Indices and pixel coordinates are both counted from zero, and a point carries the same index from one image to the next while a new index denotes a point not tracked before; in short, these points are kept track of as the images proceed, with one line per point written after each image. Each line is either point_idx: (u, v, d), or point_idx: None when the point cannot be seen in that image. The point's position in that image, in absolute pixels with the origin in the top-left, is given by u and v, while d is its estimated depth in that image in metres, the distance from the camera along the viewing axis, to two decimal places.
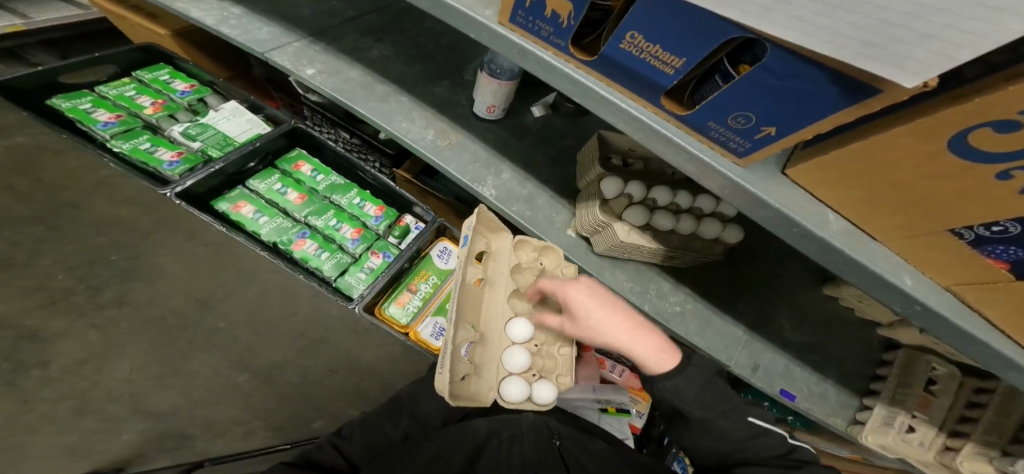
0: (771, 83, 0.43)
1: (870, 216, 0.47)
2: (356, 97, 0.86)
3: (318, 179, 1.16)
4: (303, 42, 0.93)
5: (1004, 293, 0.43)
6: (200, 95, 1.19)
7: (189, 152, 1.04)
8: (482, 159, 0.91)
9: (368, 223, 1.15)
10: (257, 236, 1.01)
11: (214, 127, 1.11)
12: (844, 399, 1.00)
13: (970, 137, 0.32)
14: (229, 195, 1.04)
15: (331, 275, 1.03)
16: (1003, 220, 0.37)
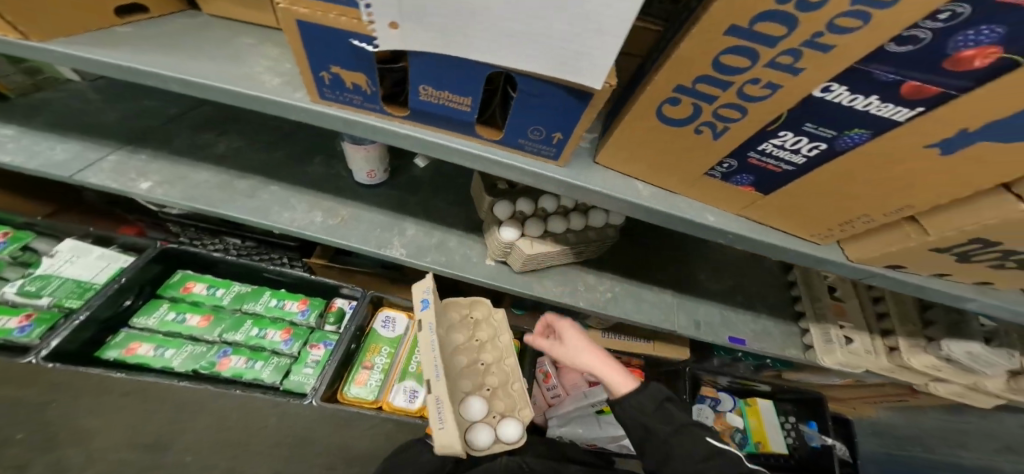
0: (559, 99, 0.40)
1: (660, 179, 0.53)
2: (214, 202, 0.80)
3: (219, 294, 1.14)
4: (121, 154, 0.84)
5: (767, 205, 0.51)
6: (20, 243, 1.07)
7: (43, 312, 0.98)
8: (381, 223, 0.89)
9: (295, 320, 1.16)
10: (175, 370, 1.02)
11: (60, 274, 1.05)
12: (784, 329, 1.10)
13: (667, 109, 0.41)
14: (116, 341, 1.02)
15: (275, 380, 1.05)
16: (725, 158, 0.46)
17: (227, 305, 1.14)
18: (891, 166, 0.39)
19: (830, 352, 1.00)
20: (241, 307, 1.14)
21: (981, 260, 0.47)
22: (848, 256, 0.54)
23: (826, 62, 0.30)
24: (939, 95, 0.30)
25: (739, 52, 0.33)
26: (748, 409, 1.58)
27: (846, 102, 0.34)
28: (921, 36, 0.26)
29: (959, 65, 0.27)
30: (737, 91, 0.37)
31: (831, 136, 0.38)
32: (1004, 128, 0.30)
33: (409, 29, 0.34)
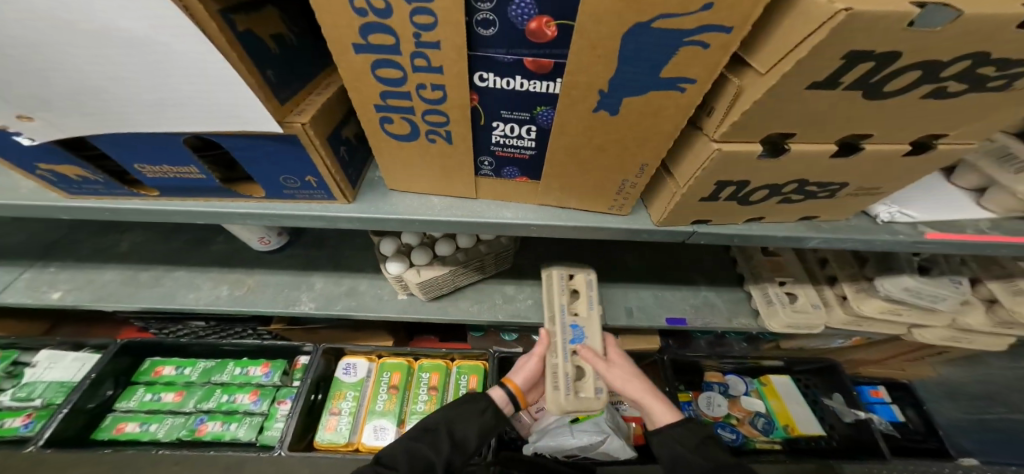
0: (272, 147, 0.46)
1: (451, 191, 0.55)
2: (124, 298, 0.89)
3: (188, 371, 1.18)
4: (34, 270, 0.94)
5: (547, 189, 0.52)
6: (10, 359, 1.14)
7: (39, 409, 1.08)
8: (288, 282, 0.94)
9: (261, 382, 1.18)
10: (158, 442, 1.06)
11: (42, 379, 1.12)
12: (729, 297, 1.02)
13: (392, 127, 0.44)
14: (104, 425, 1.07)
15: (251, 437, 1.08)
16: (479, 155, 0.48)
17: (197, 380, 1.18)
18: (595, 135, 0.41)
19: (774, 315, 0.93)
20: (208, 380, 1.18)
21: (760, 198, 0.48)
22: (654, 220, 0.54)
23: (449, 55, 0.34)
24: (554, 66, 0.35)
25: (387, 66, 0.36)
26: (765, 390, 1.29)
27: (506, 86, 0.38)
28: (491, 19, 0.32)
29: (539, 37, 0.32)
30: (419, 98, 0.40)
31: (529, 117, 0.42)
32: (621, 82, 0.34)
33: (49, 117, 0.40)
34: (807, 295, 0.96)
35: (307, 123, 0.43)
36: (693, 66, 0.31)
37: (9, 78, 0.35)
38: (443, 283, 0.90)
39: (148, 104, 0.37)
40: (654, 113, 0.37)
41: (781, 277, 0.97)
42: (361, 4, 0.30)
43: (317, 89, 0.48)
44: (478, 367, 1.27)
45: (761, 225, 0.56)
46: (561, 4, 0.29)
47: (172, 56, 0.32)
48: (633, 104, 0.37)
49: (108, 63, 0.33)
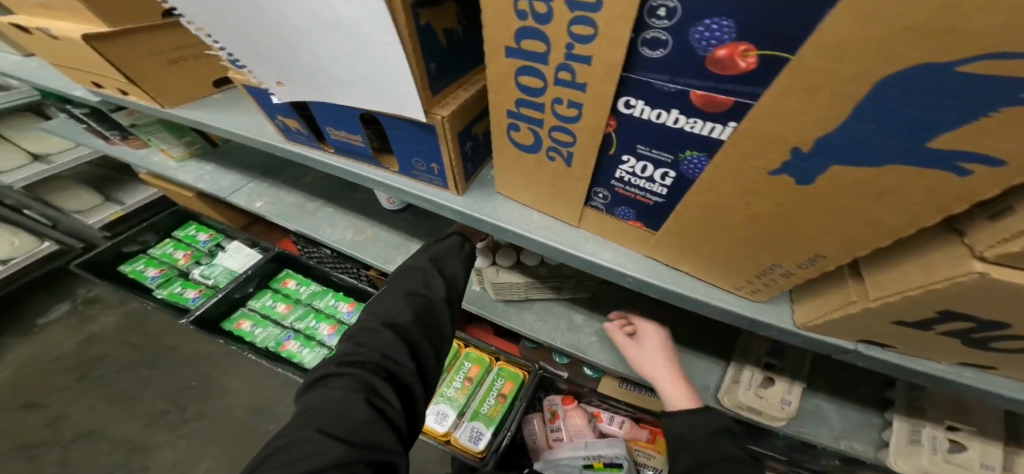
0: (415, 132, 0.45)
1: (553, 210, 0.49)
2: (290, 217, 0.99)
3: (300, 290, 1.37)
4: (257, 183, 1.06)
5: (665, 244, 0.42)
6: (216, 241, 1.44)
7: (206, 288, 1.35)
8: (394, 241, 0.96)
9: (341, 318, 1.31)
10: (254, 343, 1.26)
11: (221, 264, 1.38)
12: (856, 417, 0.77)
13: (519, 137, 0.40)
14: (233, 316, 1.31)
15: (312, 364, 1.22)
16: (594, 186, 0.41)
17: (303, 299, 1.36)
18: (754, 204, 0.29)
19: (910, 455, 0.63)
20: (311, 302, 1.35)
21: (1008, 346, 0.30)
22: (796, 321, 0.40)
23: (596, 74, 0.28)
24: (735, 105, 0.24)
25: (533, 74, 0.32)
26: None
27: (652, 119, 0.29)
28: (664, 39, 0.23)
29: (725, 68, 0.22)
30: (552, 113, 0.34)
31: (670, 160, 0.32)
32: (836, 145, 0.21)
33: (290, 87, 0.43)
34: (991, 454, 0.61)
35: (448, 117, 0.41)
36: (1012, 142, 0.16)
37: (263, 49, 0.39)
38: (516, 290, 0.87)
39: (344, 79, 0.39)
40: (876, 196, 0.23)
41: (952, 420, 0.62)
42: (524, 5, 0.27)
43: (465, 84, 0.45)
44: (518, 377, 1.25)
45: (982, 375, 0.37)
46: (782, 24, 0.19)
47: (369, 47, 0.34)
48: (842, 177, 0.23)
49: (332, 46, 0.35)
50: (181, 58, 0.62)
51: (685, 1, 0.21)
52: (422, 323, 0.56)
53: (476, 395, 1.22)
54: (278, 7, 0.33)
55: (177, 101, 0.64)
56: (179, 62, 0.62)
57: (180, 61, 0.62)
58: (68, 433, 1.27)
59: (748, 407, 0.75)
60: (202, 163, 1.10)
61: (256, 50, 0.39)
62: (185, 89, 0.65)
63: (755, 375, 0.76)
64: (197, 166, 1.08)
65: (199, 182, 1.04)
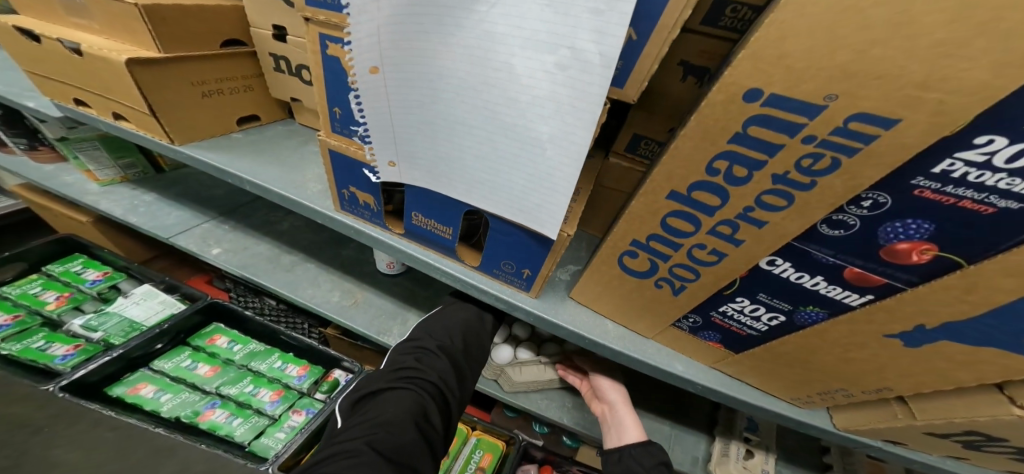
0: (521, 239, 0.43)
1: (633, 320, 0.50)
2: (257, 270, 0.77)
3: (235, 348, 1.06)
4: (213, 223, 0.83)
5: (739, 362, 0.47)
6: (114, 281, 1.05)
7: (91, 344, 0.93)
8: (388, 310, 0.81)
9: (290, 384, 1.04)
10: (156, 416, 0.90)
11: (121, 313, 0.99)
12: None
13: (630, 261, 0.43)
14: (127, 378, 0.94)
15: (245, 439, 0.92)
16: (688, 312, 0.45)
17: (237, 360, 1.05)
18: (854, 352, 0.36)
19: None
20: (247, 364, 1.05)
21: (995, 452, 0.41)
22: (837, 424, 0.48)
23: (764, 236, 0.32)
24: (884, 285, 0.30)
25: (684, 217, 0.36)
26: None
27: (790, 277, 0.35)
28: (851, 223, 0.28)
29: (896, 258, 0.28)
30: (688, 253, 0.38)
31: (787, 309, 0.37)
32: (959, 329, 0.29)
33: (407, 168, 0.40)
34: None
35: (572, 233, 0.41)
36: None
37: (398, 132, 0.37)
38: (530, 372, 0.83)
39: (485, 177, 0.37)
40: (964, 363, 0.31)
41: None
42: (721, 166, 0.31)
43: (573, 195, 0.45)
44: (498, 448, 1.15)
45: (958, 463, 0.49)
46: (967, 243, 0.25)
47: (538, 159, 0.33)
48: (946, 347, 0.31)
49: (492, 149, 0.35)
50: (216, 91, 0.59)
51: (898, 201, 0.25)
52: (470, 362, 0.58)
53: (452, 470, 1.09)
54: (451, 107, 0.34)
55: (193, 135, 0.58)
56: (213, 95, 0.59)
57: (214, 94, 0.59)
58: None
59: None
60: (139, 191, 0.83)
61: (390, 129, 0.37)
62: (207, 121, 0.60)
63: (740, 449, 0.84)
64: (129, 194, 0.82)
65: (131, 215, 0.77)
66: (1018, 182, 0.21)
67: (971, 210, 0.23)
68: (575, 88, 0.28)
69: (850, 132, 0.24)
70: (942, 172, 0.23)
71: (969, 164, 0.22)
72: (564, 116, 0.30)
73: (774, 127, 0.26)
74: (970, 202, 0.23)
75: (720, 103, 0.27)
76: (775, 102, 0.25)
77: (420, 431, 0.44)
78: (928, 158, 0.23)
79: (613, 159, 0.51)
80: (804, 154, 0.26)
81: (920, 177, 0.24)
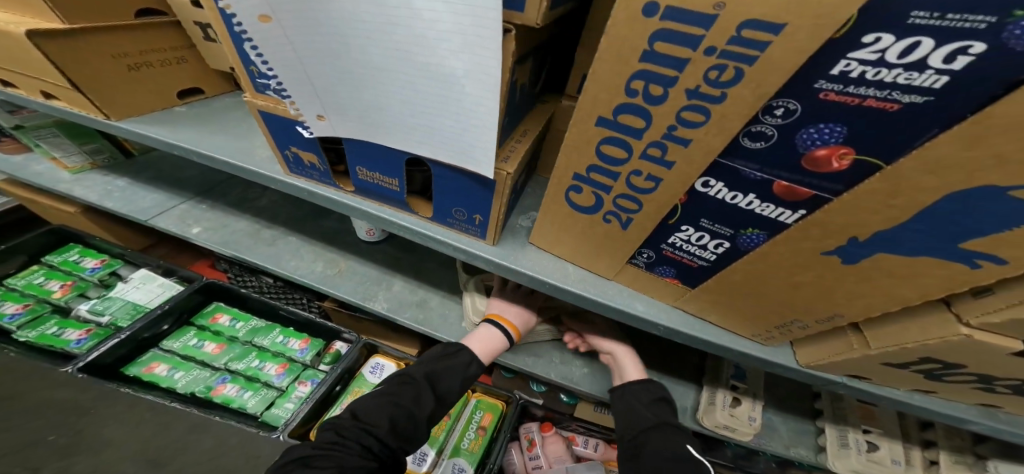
0: (464, 183, 0.42)
1: (592, 262, 0.50)
2: (239, 246, 0.79)
3: (237, 325, 1.11)
4: (189, 204, 0.84)
5: (697, 298, 0.46)
6: (112, 268, 1.10)
7: (101, 327, 1.00)
8: (371, 277, 0.82)
9: (293, 357, 1.08)
10: (173, 392, 0.98)
11: (124, 297, 1.04)
12: (795, 426, 0.89)
13: (576, 198, 0.42)
14: (142, 358, 1.00)
15: (257, 410, 0.98)
16: (641, 247, 0.44)
17: (241, 337, 1.10)
18: (799, 275, 0.36)
19: (842, 457, 0.78)
20: (251, 340, 1.10)
21: (958, 380, 0.40)
22: (800, 361, 0.48)
23: (692, 156, 0.32)
24: (812, 196, 0.29)
25: (614, 143, 0.35)
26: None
27: (726, 198, 0.34)
28: (770, 134, 0.27)
29: (819, 167, 0.27)
30: (626, 182, 0.37)
31: (729, 234, 0.37)
32: (890, 237, 0.28)
33: (335, 121, 0.38)
34: (892, 450, 0.77)
35: (513, 173, 0.39)
36: (1020, 249, 0.24)
37: (316, 84, 0.35)
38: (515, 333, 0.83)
39: (413, 122, 0.35)
40: (904, 277, 0.31)
41: (868, 426, 0.80)
42: (638, 86, 0.29)
43: (518, 136, 0.43)
44: (497, 407, 1.19)
45: (926, 397, 0.48)
46: (884, 142, 0.24)
47: (459, 98, 0.32)
48: (884, 261, 0.30)
49: (411, 92, 0.32)
50: (143, 64, 0.57)
51: (807, 107, 0.25)
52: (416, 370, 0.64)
53: (454, 430, 1.14)
54: (361, 49, 0.31)
55: (128, 110, 0.58)
56: (140, 68, 0.57)
57: (142, 67, 0.58)
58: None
59: (723, 426, 0.82)
60: (110, 176, 0.84)
61: (305, 81, 0.35)
62: (141, 97, 0.59)
63: (726, 397, 0.85)
64: (102, 180, 0.83)
65: (106, 200, 0.79)
66: (916, 76, 0.20)
67: (877, 109, 0.23)
68: (476, 15, 0.26)
69: (745, 41, 0.23)
70: (841, 73, 0.22)
71: (865, 63, 0.21)
72: (473, 47, 0.28)
73: (678, 41, 0.25)
74: (875, 100, 0.22)
75: (623, 22, 0.26)
76: (672, 15, 0.24)
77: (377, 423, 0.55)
78: (822, 61, 0.22)
79: (565, 101, 0.47)
80: (709, 67, 0.25)
81: (822, 80, 0.23)
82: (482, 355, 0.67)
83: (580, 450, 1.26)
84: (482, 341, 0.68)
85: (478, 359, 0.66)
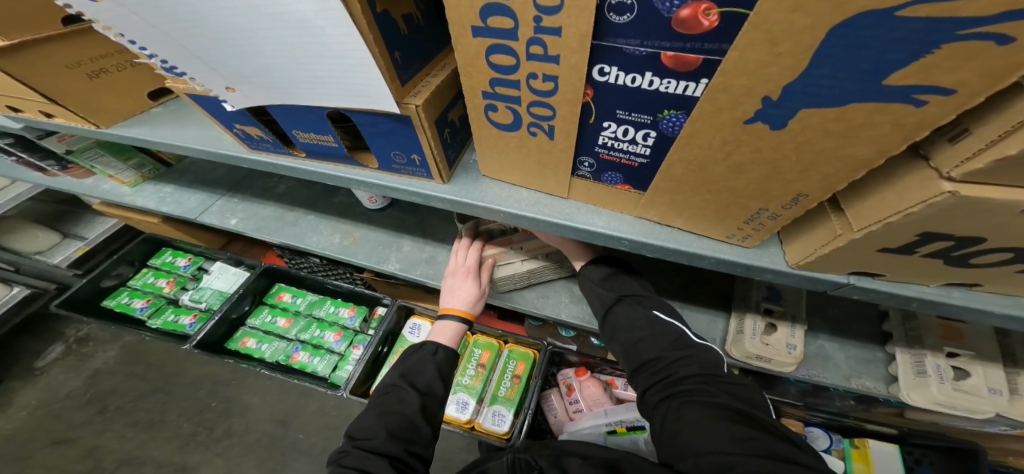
0: (388, 125, 0.43)
1: (543, 183, 0.49)
2: (270, 230, 0.91)
3: (298, 301, 1.30)
4: (226, 198, 0.99)
5: (650, 204, 0.44)
6: (198, 264, 1.35)
7: (202, 312, 1.26)
8: (382, 240, 0.89)
9: (345, 324, 1.25)
10: (263, 360, 1.20)
11: (211, 286, 1.28)
12: (859, 354, 0.75)
13: (498, 115, 0.40)
14: (236, 336, 1.24)
15: (326, 373, 1.17)
16: (579, 156, 0.42)
17: (303, 310, 1.29)
18: (734, 152, 0.32)
19: (920, 387, 0.64)
20: (311, 312, 1.29)
21: (989, 262, 0.32)
22: (789, 261, 0.42)
23: (570, 44, 0.29)
24: (704, 62, 0.27)
25: (501, 51, 0.33)
26: (853, 452, 0.99)
27: (627, 83, 0.32)
28: (630, 4, 0.26)
29: (690, 28, 0.25)
30: (528, 89, 0.35)
31: (650, 121, 0.34)
32: (801, 88, 0.24)
33: (244, 90, 0.41)
34: (985, 376, 0.63)
35: (422, 106, 0.38)
36: (952, 73, 0.20)
37: (201, 55, 0.37)
38: (524, 278, 0.83)
39: (305, 79, 0.36)
40: (844, 134, 0.26)
41: (953, 348, 0.65)
42: None
43: (434, 70, 0.42)
44: (529, 356, 1.26)
45: (968, 293, 0.39)
46: None
47: (327, 43, 0.31)
48: (812, 119, 0.26)
49: (282, 44, 0.32)
50: (101, 71, 0.66)
51: None
52: (375, 401, 0.65)
53: (491, 380, 1.23)
54: (223, 14, 0.31)
55: (111, 118, 0.71)
56: (101, 75, 0.66)
57: (101, 73, 0.66)
58: (109, 459, 1.37)
59: (756, 356, 0.75)
60: (161, 185, 1.02)
61: (199, 56, 0.37)
62: (117, 103, 0.70)
63: (757, 323, 0.76)
64: (154, 189, 1.01)
65: (162, 205, 0.97)
66: None
67: None
68: None
69: None
70: None
71: None
72: None
73: None
74: None
75: None
76: None
77: (376, 448, 0.56)
78: None
79: None
80: None
81: None
82: (447, 342, 0.72)
83: (621, 392, 1.27)
84: (450, 333, 0.74)
85: (443, 345, 0.72)
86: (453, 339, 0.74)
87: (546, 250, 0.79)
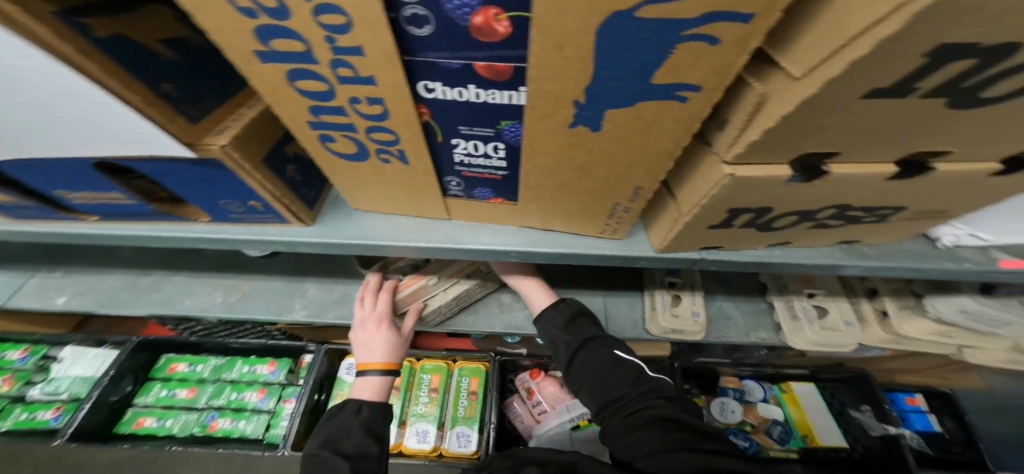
0: (198, 173, 0.40)
1: (412, 208, 0.49)
2: (118, 302, 0.80)
3: (200, 367, 1.13)
4: (40, 275, 0.86)
5: (522, 213, 0.46)
6: (40, 353, 1.12)
7: (67, 402, 1.06)
8: (280, 288, 0.82)
9: (269, 379, 1.12)
10: (173, 437, 1.05)
11: (67, 375, 1.09)
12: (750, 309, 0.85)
13: (333, 146, 0.39)
14: (126, 418, 1.06)
15: (259, 434, 1.05)
16: (444, 177, 0.43)
17: (209, 376, 1.13)
18: (574, 156, 0.34)
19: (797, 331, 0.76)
20: (219, 376, 1.13)
21: (790, 224, 0.39)
22: (654, 247, 0.47)
23: (378, 64, 0.27)
24: (514, 70, 0.29)
25: (307, 76, 0.30)
26: (785, 398, 1.11)
27: (457, 97, 0.32)
28: (425, 15, 0.25)
29: (488, 35, 0.26)
30: (356, 114, 0.33)
31: (493, 133, 0.36)
32: (598, 92, 0.27)
33: None
34: (840, 311, 0.76)
35: (229, 145, 0.36)
36: (694, 69, 0.23)
37: None
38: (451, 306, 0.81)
39: (88, 136, 0.32)
40: (646, 129, 0.30)
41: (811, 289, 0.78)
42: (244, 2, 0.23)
43: (245, 103, 0.40)
44: (480, 370, 1.25)
45: (786, 250, 0.47)
46: None
47: (54, 88, 0.26)
48: (618, 118, 0.29)
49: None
50: None
51: None
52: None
53: (448, 403, 1.19)
54: None
55: None
56: None
57: None
58: None
59: (671, 330, 0.81)
60: None
61: None
62: None
63: (665, 297, 0.84)
64: None
65: None
66: None
67: None
68: None
69: None
70: None
71: None
72: None
73: None
74: None
75: None
76: None
77: None
78: None
79: None
80: None
81: None
82: (371, 398, 0.70)
83: None
84: (376, 388, 0.71)
85: (368, 401, 0.69)
86: (378, 393, 0.71)
87: (466, 272, 0.78)
